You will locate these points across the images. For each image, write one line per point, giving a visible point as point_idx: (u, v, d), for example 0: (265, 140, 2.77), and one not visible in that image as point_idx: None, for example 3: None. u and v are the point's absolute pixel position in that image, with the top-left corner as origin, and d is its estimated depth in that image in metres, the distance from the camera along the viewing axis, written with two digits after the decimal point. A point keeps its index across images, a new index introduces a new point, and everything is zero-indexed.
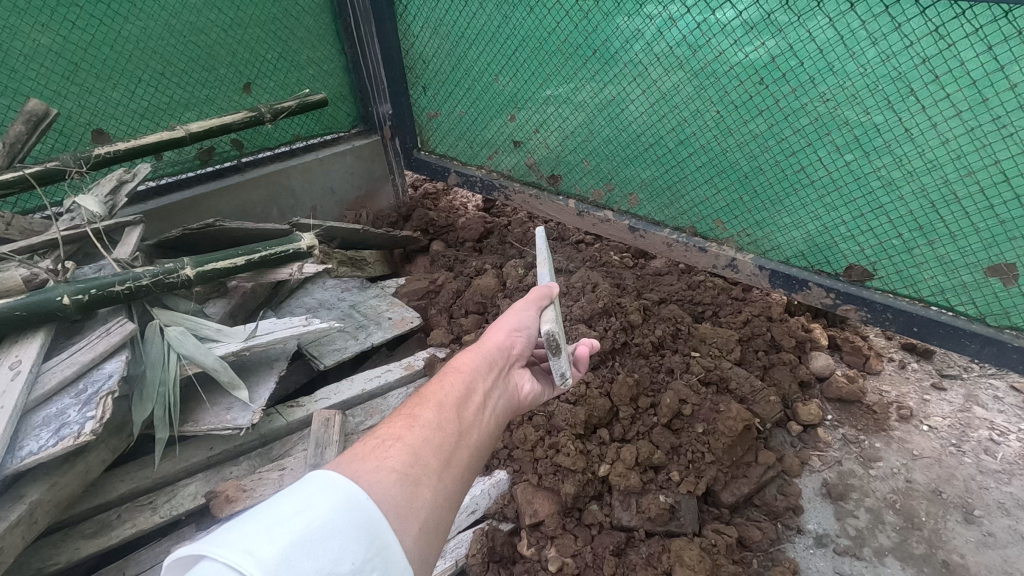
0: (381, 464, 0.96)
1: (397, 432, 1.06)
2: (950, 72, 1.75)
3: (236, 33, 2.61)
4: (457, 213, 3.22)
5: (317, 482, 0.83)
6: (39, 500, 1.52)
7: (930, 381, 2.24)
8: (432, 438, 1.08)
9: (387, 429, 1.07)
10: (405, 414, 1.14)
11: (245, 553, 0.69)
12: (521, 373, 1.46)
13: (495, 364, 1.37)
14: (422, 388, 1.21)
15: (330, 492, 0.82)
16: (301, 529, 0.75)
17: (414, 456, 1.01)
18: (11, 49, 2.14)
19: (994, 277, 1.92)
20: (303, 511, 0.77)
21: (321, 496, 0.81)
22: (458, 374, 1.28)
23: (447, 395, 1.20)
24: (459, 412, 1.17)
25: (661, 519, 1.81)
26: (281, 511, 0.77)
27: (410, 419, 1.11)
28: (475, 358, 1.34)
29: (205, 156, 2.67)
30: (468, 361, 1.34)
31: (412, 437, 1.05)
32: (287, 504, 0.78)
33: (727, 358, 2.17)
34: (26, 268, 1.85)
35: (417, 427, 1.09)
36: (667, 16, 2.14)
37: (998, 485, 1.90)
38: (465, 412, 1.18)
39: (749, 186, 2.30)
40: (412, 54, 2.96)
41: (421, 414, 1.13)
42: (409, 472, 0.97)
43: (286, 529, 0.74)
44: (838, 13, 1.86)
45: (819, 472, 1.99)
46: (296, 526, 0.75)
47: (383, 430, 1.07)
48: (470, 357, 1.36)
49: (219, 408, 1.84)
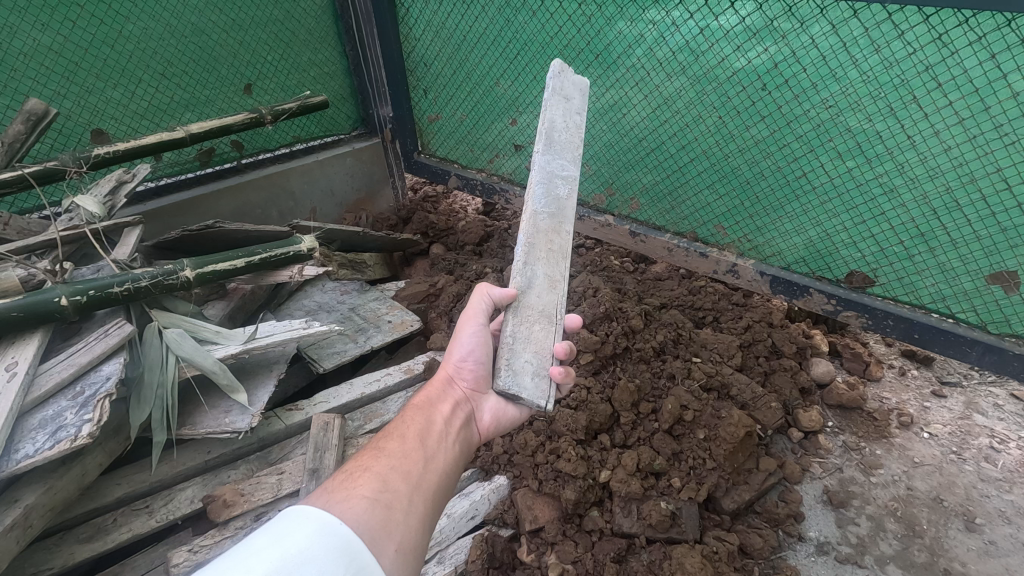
0: (350, 493, 1.00)
1: (364, 463, 1.11)
2: (952, 80, 1.76)
3: (238, 35, 2.60)
4: (456, 217, 3.21)
5: (291, 515, 0.83)
6: (34, 504, 1.50)
7: (930, 388, 2.24)
8: (398, 466, 1.13)
9: (355, 462, 1.11)
10: (372, 447, 1.19)
11: None
12: (483, 398, 1.51)
13: (451, 392, 1.44)
14: (386, 426, 1.28)
15: (303, 521, 0.83)
16: (279, 556, 0.76)
17: (382, 481, 1.06)
18: (11, 48, 2.12)
19: (995, 285, 1.92)
20: (277, 540, 0.78)
21: (296, 527, 0.81)
22: (416, 408, 1.36)
23: (408, 429, 1.27)
24: (421, 442, 1.23)
25: (662, 526, 1.79)
26: (258, 545, 0.77)
27: (376, 451, 1.16)
28: (430, 391, 1.42)
29: (205, 157, 2.66)
30: (426, 393, 1.42)
31: (379, 466, 1.11)
32: (262, 537, 0.78)
33: (728, 363, 2.16)
34: (24, 268, 1.83)
35: (383, 457, 1.14)
36: (670, 21, 2.14)
37: (999, 493, 1.89)
38: (427, 440, 1.24)
39: (750, 192, 2.30)
40: (414, 57, 2.96)
41: (386, 446, 1.19)
42: (379, 497, 1.01)
43: (262, 560, 0.75)
44: (841, 20, 1.86)
45: (820, 479, 1.98)
46: (272, 556, 0.76)
47: (350, 464, 1.11)
48: (426, 390, 1.44)
49: (218, 412, 1.83)
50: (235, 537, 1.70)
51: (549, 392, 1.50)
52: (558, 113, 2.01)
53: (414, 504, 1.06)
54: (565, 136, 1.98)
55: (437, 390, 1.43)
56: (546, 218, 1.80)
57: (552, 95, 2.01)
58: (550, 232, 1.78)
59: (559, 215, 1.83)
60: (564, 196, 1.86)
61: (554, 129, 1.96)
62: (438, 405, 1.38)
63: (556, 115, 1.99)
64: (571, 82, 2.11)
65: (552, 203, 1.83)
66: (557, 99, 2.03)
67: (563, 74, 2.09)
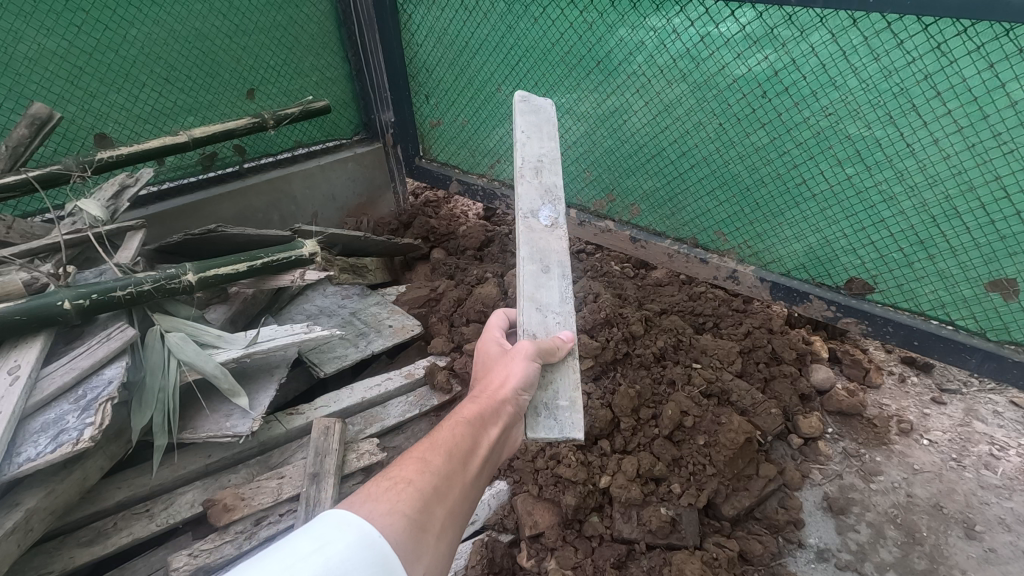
0: (393, 507, 0.91)
1: (408, 475, 1.00)
2: (951, 89, 1.77)
3: (241, 40, 2.61)
4: (457, 221, 3.22)
5: (334, 518, 0.81)
6: (35, 508, 1.50)
7: (930, 395, 2.24)
8: (440, 488, 1.00)
9: (397, 472, 1.00)
10: (415, 456, 1.06)
11: None
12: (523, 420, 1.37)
13: (504, 413, 1.25)
14: (434, 432, 1.13)
15: (343, 528, 0.80)
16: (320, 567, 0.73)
17: (423, 501, 0.95)
18: (16, 52, 2.14)
19: (994, 292, 1.93)
20: (321, 548, 0.76)
21: (337, 533, 0.79)
22: (468, 424, 1.17)
23: (458, 444, 1.11)
24: (467, 464, 1.09)
25: (662, 532, 1.80)
26: (299, 548, 0.75)
27: (421, 462, 1.03)
28: (485, 406, 1.23)
29: (207, 161, 2.67)
30: (477, 407, 1.22)
31: (423, 482, 0.99)
32: (305, 540, 0.76)
33: (728, 369, 2.16)
34: (26, 271, 1.83)
35: (427, 474, 1.01)
36: (671, 29, 2.15)
37: (998, 500, 1.90)
38: (473, 464, 1.10)
39: (750, 198, 2.31)
40: (416, 63, 2.98)
41: (433, 459, 1.05)
42: (418, 517, 0.92)
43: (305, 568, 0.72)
44: (841, 29, 1.86)
45: (819, 485, 1.98)
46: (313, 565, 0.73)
47: (394, 470, 1.01)
48: (475, 402, 1.24)
49: (219, 416, 1.83)
50: (235, 541, 1.70)
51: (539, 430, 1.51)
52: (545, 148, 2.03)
53: (448, 529, 0.96)
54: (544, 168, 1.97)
55: (492, 407, 1.23)
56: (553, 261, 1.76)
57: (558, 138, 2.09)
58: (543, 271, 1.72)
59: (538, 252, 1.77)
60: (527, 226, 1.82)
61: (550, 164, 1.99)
62: (490, 426, 1.19)
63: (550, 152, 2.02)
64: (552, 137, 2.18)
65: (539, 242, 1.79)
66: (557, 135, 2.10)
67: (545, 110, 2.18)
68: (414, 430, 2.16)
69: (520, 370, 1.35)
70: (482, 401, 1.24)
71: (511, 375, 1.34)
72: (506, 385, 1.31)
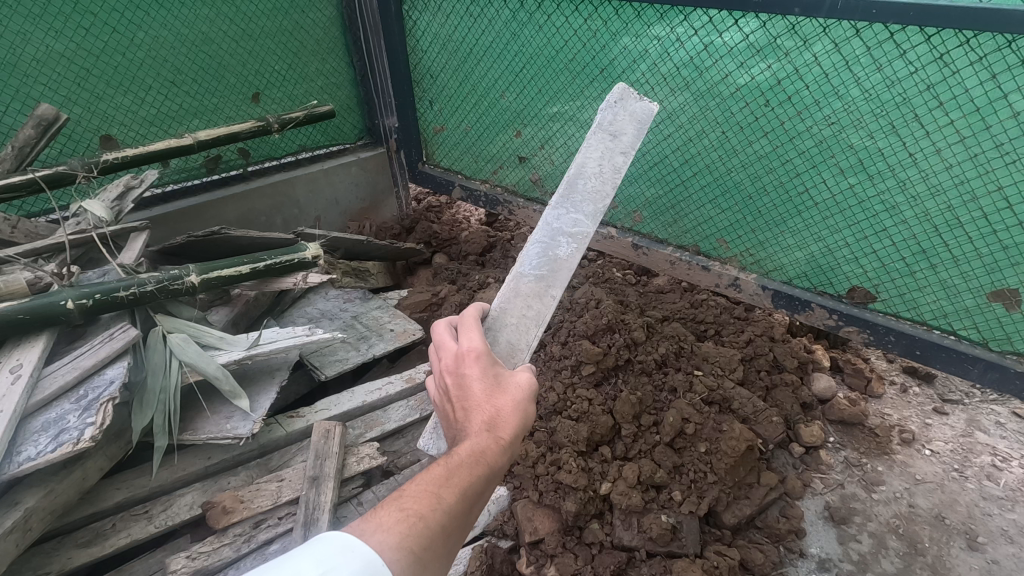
0: (400, 541, 0.89)
1: (418, 508, 0.97)
2: (954, 99, 1.77)
3: (247, 45, 2.63)
4: (459, 227, 3.23)
5: (336, 540, 0.80)
6: (34, 507, 1.49)
7: (931, 405, 2.23)
8: (448, 530, 0.98)
9: (409, 502, 0.98)
10: (428, 489, 1.02)
11: None
12: None
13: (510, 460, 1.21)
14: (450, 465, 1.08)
15: (346, 553, 0.79)
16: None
17: (432, 540, 0.93)
18: (24, 54, 2.16)
19: (996, 302, 1.93)
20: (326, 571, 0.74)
21: (339, 556, 0.77)
22: (483, 467, 1.12)
23: (471, 486, 1.07)
24: (472, 508, 1.06)
25: (662, 539, 1.79)
26: (301, 567, 0.74)
27: (434, 498, 1.00)
28: (502, 451, 1.17)
29: (211, 164, 2.68)
30: (495, 451, 1.16)
31: (432, 519, 0.96)
32: (307, 562, 0.75)
33: (730, 377, 2.15)
34: (31, 270, 1.85)
35: (439, 511, 0.99)
36: (675, 37, 2.16)
37: (1001, 512, 1.88)
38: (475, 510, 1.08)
39: (752, 207, 2.32)
40: (420, 69, 2.99)
41: (444, 495, 1.02)
42: (423, 556, 0.90)
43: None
44: (843, 39, 1.87)
45: (821, 495, 1.97)
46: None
47: (405, 501, 0.98)
48: (492, 441, 1.17)
49: (220, 418, 1.83)
50: (234, 544, 1.70)
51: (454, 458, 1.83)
52: (594, 152, 2.01)
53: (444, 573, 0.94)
54: (593, 182, 1.98)
55: (505, 455, 1.18)
56: (531, 282, 1.85)
57: (596, 129, 2.02)
58: (531, 295, 1.83)
59: (548, 279, 1.86)
60: (562, 257, 1.90)
61: (582, 173, 2.00)
62: (498, 473, 1.15)
63: (590, 155, 2.01)
64: (628, 111, 2.03)
65: (546, 267, 1.88)
66: (599, 134, 2.03)
67: (622, 102, 2.03)
68: (414, 436, 2.16)
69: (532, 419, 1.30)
70: (500, 443, 1.18)
71: (526, 417, 1.27)
72: (522, 428, 1.24)
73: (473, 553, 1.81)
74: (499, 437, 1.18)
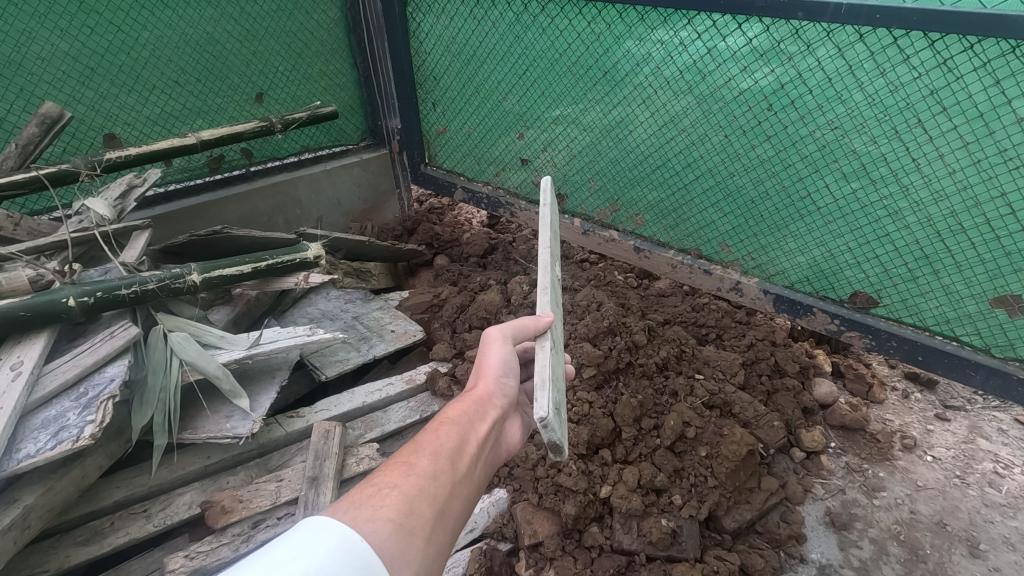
0: (377, 513, 0.89)
1: (392, 480, 0.99)
2: (957, 105, 1.77)
3: (252, 46, 2.64)
4: (462, 229, 3.24)
5: (313, 524, 0.78)
6: (33, 504, 1.49)
7: (933, 411, 2.22)
8: (428, 486, 1.01)
9: (383, 476, 0.99)
10: (401, 459, 1.07)
11: None
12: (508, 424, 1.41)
13: (489, 413, 1.30)
14: (417, 436, 1.14)
15: (325, 534, 0.77)
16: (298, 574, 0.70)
17: (411, 503, 0.95)
18: (29, 52, 2.17)
19: (999, 308, 1.92)
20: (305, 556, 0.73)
21: (317, 538, 0.76)
22: (452, 425, 1.21)
23: (444, 443, 1.13)
24: (454, 461, 1.09)
25: (662, 544, 1.78)
26: (277, 556, 0.72)
27: (406, 466, 1.03)
28: (469, 407, 1.27)
29: (214, 164, 2.69)
30: (461, 410, 1.26)
31: (407, 485, 0.99)
32: (282, 548, 0.73)
33: (731, 381, 2.15)
34: (32, 268, 1.84)
35: (413, 475, 1.02)
36: (677, 41, 2.17)
37: (1003, 519, 1.87)
38: (460, 460, 1.11)
39: (754, 211, 2.32)
40: (423, 71, 3.00)
41: (416, 462, 1.06)
42: (405, 521, 0.90)
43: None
44: (847, 43, 1.86)
45: (822, 500, 1.96)
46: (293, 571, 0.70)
47: (378, 477, 1.00)
48: (458, 403, 1.29)
49: (219, 417, 1.82)
50: (233, 543, 1.69)
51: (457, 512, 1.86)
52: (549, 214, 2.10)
53: (437, 534, 0.94)
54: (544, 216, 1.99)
55: (474, 409, 1.28)
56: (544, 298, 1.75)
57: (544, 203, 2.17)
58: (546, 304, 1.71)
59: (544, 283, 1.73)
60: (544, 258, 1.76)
61: None
62: (474, 424, 1.24)
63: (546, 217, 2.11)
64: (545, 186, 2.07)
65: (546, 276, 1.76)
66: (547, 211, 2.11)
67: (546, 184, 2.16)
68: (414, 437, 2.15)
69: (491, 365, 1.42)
70: (461, 401, 1.30)
71: (484, 372, 1.40)
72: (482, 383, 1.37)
73: (473, 556, 1.81)
74: (461, 399, 1.31)
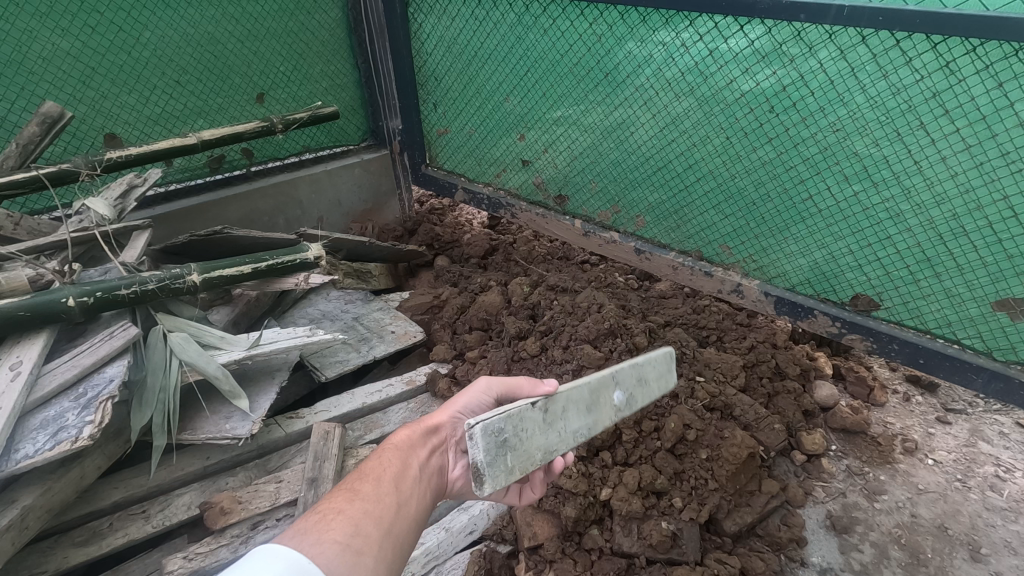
0: (322, 536, 0.93)
1: (337, 505, 1.04)
2: (960, 107, 1.77)
3: (253, 46, 2.64)
4: (462, 230, 3.24)
5: (262, 553, 0.82)
6: (31, 505, 1.49)
7: (935, 414, 2.22)
8: (371, 510, 1.05)
9: (327, 504, 1.04)
10: (345, 489, 1.10)
11: None
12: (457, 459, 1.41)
13: (433, 439, 1.35)
14: (361, 465, 1.19)
15: (272, 561, 0.82)
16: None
17: (355, 525, 0.99)
18: (31, 52, 2.17)
19: (1001, 312, 1.92)
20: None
21: (265, 565, 0.80)
22: (396, 449, 1.25)
23: (386, 469, 1.18)
24: (397, 485, 1.14)
25: (662, 546, 1.77)
26: None
27: (350, 492, 1.08)
28: (415, 430, 1.33)
29: (215, 164, 2.70)
30: (407, 435, 1.31)
31: (352, 510, 1.03)
32: None
33: (732, 383, 2.14)
34: (32, 268, 1.84)
35: (357, 500, 1.06)
36: (679, 43, 2.16)
37: (1005, 523, 1.87)
38: (403, 483, 1.15)
39: (756, 213, 2.31)
40: (425, 72, 3.00)
41: (360, 488, 1.10)
42: (351, 541, 0.95)
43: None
44: (849, 45, 1.86)
45: (823, 503, 1.96)
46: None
47: (323, 505, 1.04)
48: (407, 431, 1.34)
49: (219, 418, 1.82)
50: (231, 545, 1.69)
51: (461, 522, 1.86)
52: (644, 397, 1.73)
53: (385, 548, 1.00)
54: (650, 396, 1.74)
55: (419, 435, 1.32)
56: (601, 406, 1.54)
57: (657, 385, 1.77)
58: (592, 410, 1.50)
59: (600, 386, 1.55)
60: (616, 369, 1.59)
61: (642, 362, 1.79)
62: (418, 448, 1.28)
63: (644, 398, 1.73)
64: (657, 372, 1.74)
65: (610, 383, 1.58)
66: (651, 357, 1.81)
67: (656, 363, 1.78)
68: None
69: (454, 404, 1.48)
70: (412, 428, 1.35)
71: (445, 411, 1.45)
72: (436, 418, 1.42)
73: (472, 558, 1.80)
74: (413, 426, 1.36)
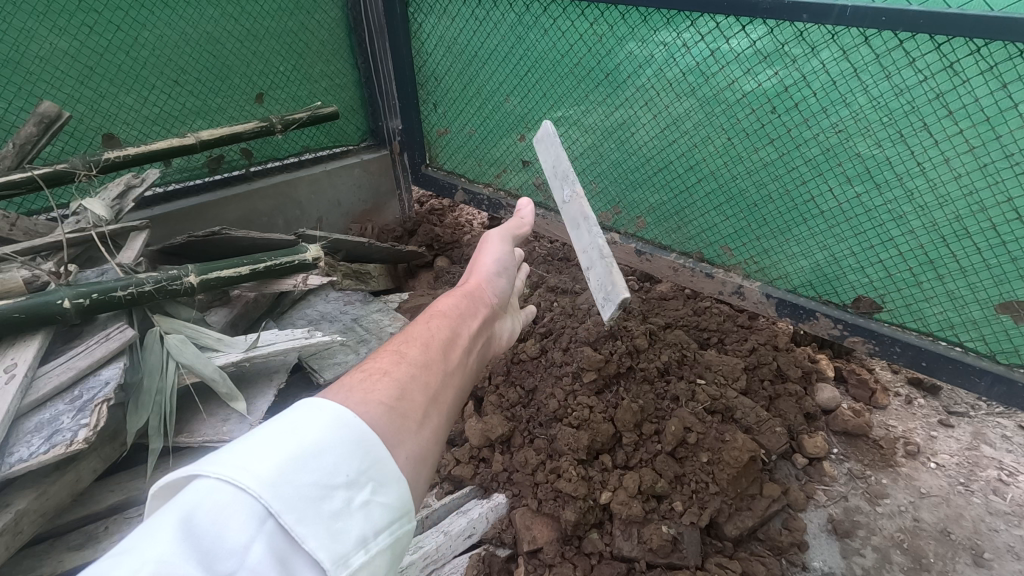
0: (366, 398, 0.91)
1: (383, 368, 1.03)
2: (963, 109, 1.75)
3: (253, 46, 2.63)
4: (462, 231, 3.23)
5: (311, 407, 0.82)
6: (25, 509, 1.47)
7: (937, 417, 2.20)
8: (418, 375, 1.06)
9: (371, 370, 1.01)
10: (391, 352, 1.11)
11: (245, 468, 0.70)
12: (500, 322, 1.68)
13: (479, 307, 1.52)
14: (408, 329, 1.21)
15: (322, 415, 0.81)
16: (268, 476, 0.69)
17: (400, 391, 0.98)
18: (28, 51, 2.15)
19: (1005, 314, 1.90)
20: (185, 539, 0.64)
21: (313, 420, 0.79)
22: (445, 314, 1.36)
23: (431, 338, 1.20)
24: (445, 354, 1.17)
25: (663, 550, 1.76)
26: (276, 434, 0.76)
27: (397, 356, 1.08)
28: (461, 304, 1.45)
29: (213, 164, 2.67)
30: (456, 303, 1.45)
31: (398, 373, 1.03)
32: (277, 427, 0.77)
33: (733, 386, 2.12)
34: (27, 269, 1.82)
35: (404, 364, 1.07)
36: (680, 43, 2.15)
37: (1008, 527, 1.85)
38: (449, 355, 1.19)
39: (757, 214, 2.30)
40: (425, 71, 2.98)
41: (408, 354, 1.11)
42: (397, 406, 0.93)
43: (249, 475, 0.69)
44: (852, 46, 1.84)
45: (824, 507, 1.94)
46: (264, 470, 0.70)
47: (366, 370, 1.02)
48: (455, 297, 1.49)
49: (216, 420, 1.80)
50: None
51: (461, 523, 1.83)
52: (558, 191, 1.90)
53: (429, 416, 0.99)
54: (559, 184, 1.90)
55: (466, 299, 1.50)
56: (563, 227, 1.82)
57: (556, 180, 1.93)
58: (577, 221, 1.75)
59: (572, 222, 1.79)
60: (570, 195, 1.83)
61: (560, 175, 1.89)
62: (466, 309, 1.45)
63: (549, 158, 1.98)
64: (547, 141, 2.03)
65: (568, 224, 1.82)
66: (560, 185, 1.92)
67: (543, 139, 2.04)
68: None
69: (482, 276, 1.66)
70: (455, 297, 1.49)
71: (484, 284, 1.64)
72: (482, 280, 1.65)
73: (471, 564, 1.81)
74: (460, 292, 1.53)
